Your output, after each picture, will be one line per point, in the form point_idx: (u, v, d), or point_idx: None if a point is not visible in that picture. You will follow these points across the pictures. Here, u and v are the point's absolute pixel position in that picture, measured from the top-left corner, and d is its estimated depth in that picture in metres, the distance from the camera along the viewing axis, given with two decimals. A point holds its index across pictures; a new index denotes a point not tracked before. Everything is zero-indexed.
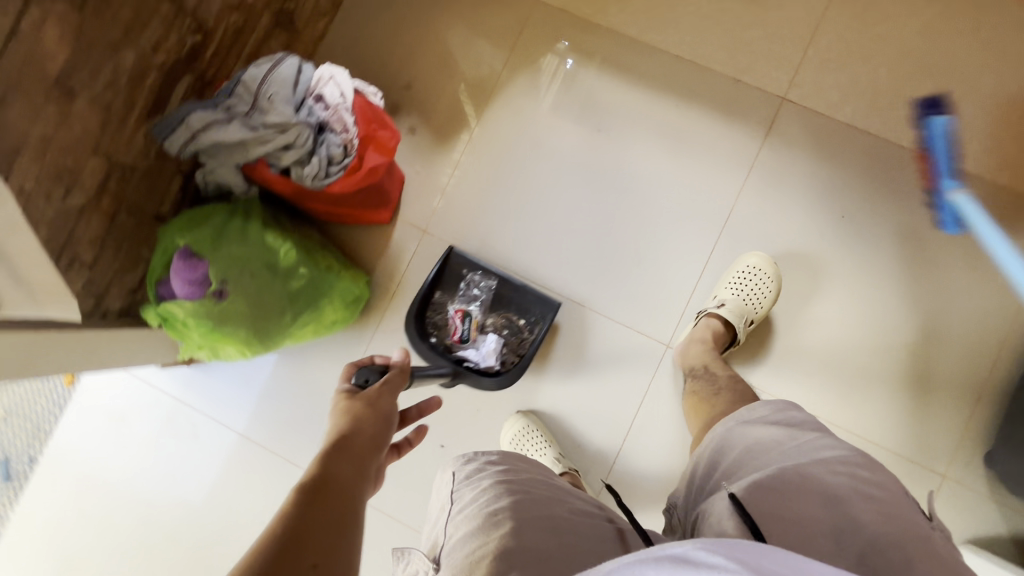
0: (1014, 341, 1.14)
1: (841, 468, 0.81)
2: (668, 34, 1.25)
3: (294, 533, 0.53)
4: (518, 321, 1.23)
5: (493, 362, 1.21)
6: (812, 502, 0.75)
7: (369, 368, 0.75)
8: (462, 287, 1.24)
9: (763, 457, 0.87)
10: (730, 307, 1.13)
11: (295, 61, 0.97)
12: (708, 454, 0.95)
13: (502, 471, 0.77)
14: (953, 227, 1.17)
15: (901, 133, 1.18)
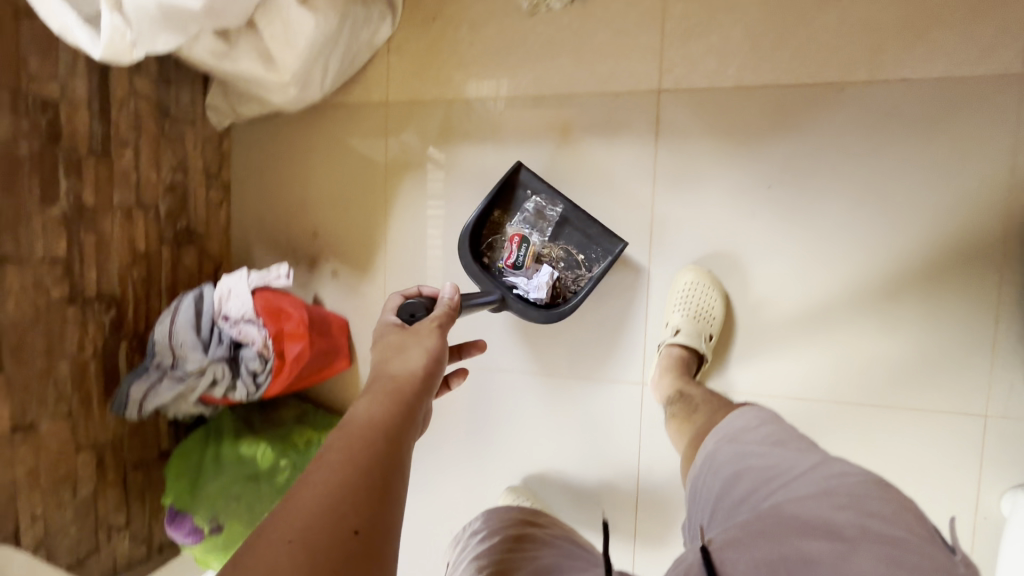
0: (1016, 243, 0.98)
1: (841, 504, 0.64)
2: (519, 77, 1.19)
3: (331, 482, 0.51)
4: (577, 256, 1.16)
5: (544, 295, 1.14)
6: (798, 552, 0.59)
7: (417, 301, 0.80)
8: (523, 208, 1.18)
9: (754, 488, 0.73)
10: (686, 329, 1.06)
11: (190, 299, 1.07)
12: (700, 482, 0.83)
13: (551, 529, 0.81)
14: (898, 146, 1.01)
15: (798, 72, 1.04)
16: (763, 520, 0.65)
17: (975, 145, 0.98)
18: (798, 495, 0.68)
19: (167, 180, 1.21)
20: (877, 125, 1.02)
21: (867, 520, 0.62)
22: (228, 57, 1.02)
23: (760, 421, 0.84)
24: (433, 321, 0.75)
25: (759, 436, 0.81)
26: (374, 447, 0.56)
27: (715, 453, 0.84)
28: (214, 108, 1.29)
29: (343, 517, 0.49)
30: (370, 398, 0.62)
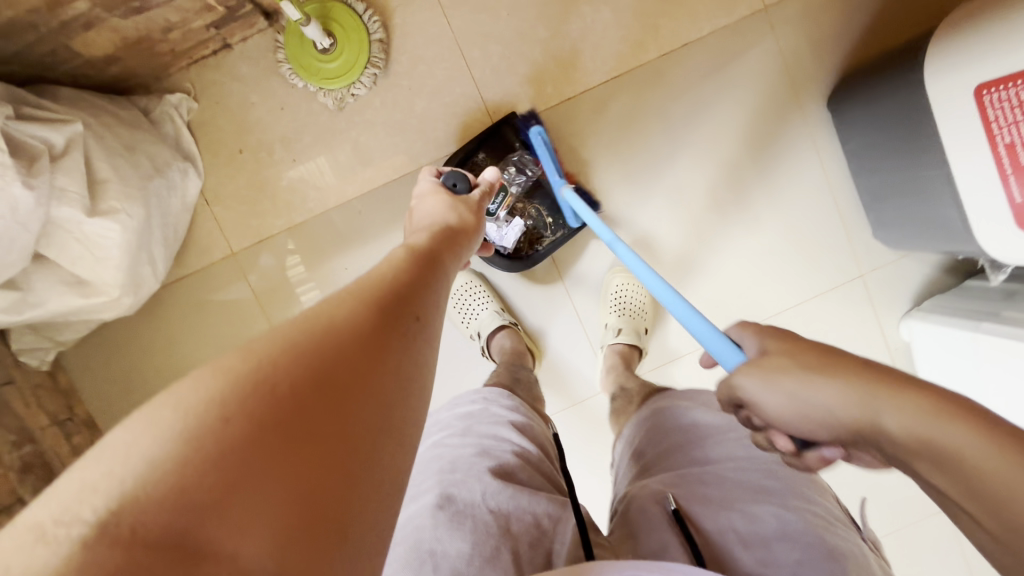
0: (825, 139, 1.16)
1: (776, 472, 0.65)
2: (358, 171, 1.13)
3: (391, 275, 0.49)
4: (546, 216, 1.15)
5: (509, 244, 1.14)
6: (744, 519, 0.60)
7: (458, 171, 0.77)
8: (509, 157, 1.12)
9: (689, 434, 0.72)
10: (626, 328, 1.15)
11: None
12: (637, 433, 0.82)
13: (533, 451, 0.74)
14: (711, 97, 1.14)
15: (603, 70, 1.12)
16: (706, 483, 0.64)
17: (760, 74, 1.14)
18: (732, 454, 0.67)
19: (16, 461, 0.98)
20: (685, 88, 1.14)
21: (801, 489, 0.64)
22: (29, 302, 0.84)
23: (708, 390, 0.82)
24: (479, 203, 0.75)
25: (702, 395, 0.80)
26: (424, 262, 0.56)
27: (655, 407, 0.82)
28: (27, 351, 1.05)
29: (403, 296, 0.47)
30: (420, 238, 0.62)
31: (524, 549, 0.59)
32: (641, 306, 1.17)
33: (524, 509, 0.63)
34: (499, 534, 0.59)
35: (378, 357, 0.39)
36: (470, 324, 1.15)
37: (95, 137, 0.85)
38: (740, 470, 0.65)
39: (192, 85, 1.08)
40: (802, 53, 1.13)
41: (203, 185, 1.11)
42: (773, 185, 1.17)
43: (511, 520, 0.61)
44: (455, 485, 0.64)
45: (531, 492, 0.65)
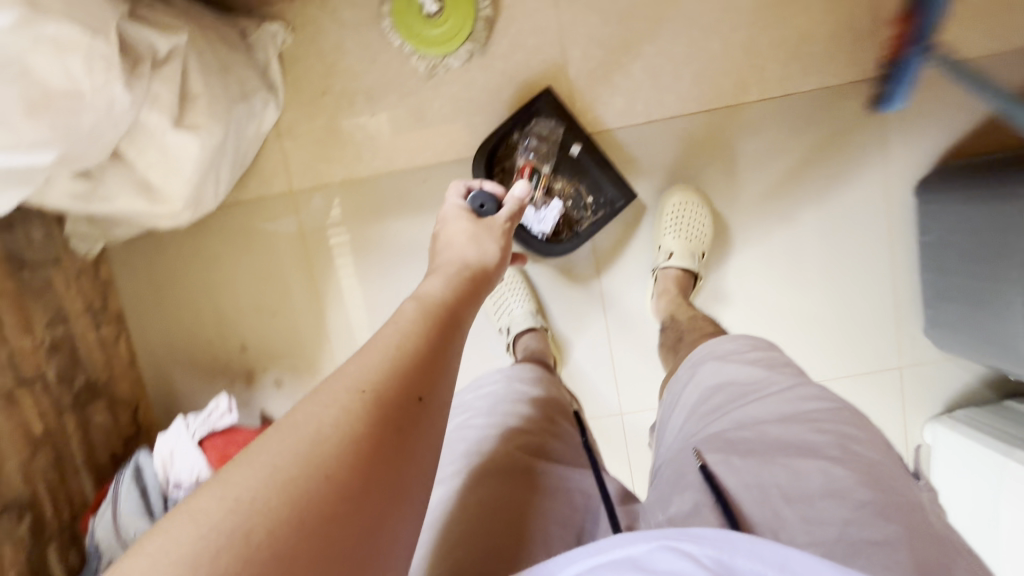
0: (902, 223, 1.13)
1: (821, 427, 0.65)
2: (431, 141, 1.13)
3: (401, 348, 0.48)
4: (586, 196, 1.11)
5: (547, 227, 1.10)
6: (787, 475, 0.60)
7: (486, 192, 0.74)
8: (538, 136, 1.09)
9: (732, 399, 0.73)
10: (679, 251, 1.08)
11: (131, 472, 0.93)
12: (677, 399, 0.83)
13: (556, 436, 0.73)
14: (796, 154, 1.11)
15: (698, 99, 1.10)
16: (745, 437, 0.67)
17: (853, 143, 1.10)
18: (774, 414, 0.69)
19: (46, 339, 1.01)
20: (772, 139, 1.11)
21: (848, 442, 0.63)
22: (97, 196, 0.86)
23: (751, 347, 0.82)
24: (505, 222, 0.71)
25: (746, 353, 0.81)
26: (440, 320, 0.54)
27: (695, 371, 0.83)
28: (78, 237, 1.07)
29: (411, 383, 0.46)
30: (438, 284, 0.60)
31: (556, 530, 0.58)
32: (699, 230, 1.08)
33: (562, 486, 0.64)
34: (533, 514, 0.59)
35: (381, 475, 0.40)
36: (500, 318, 1.15)
37: (196, 53, 0.85)
38: (782, 431, 0.66)
39: (292, 18, 1.08)
40: (904, 133, 1.09)
41: (279, 118, 1.12)
42: (837, 257, 1.14)
43: (546, 497, 0.61)
44: (483, 468, 0.64)
45: (569, 472, 0.66)
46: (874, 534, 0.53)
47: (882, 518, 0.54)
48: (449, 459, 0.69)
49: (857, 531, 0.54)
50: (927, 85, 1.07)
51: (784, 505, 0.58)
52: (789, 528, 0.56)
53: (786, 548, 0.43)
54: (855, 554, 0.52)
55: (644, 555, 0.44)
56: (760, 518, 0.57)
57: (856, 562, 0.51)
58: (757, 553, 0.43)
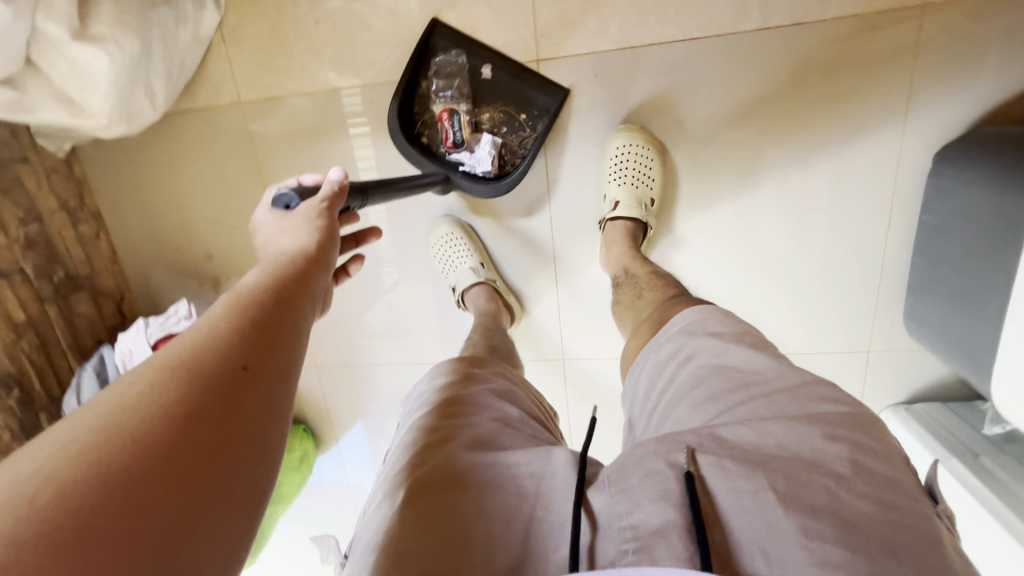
0: (908, 193, 0.96)
1: (833, 433, 0.48)
2: (383, 59, 1.03)
3: (200, 345, 0.39)
4: (517, 116, 1.03)
5: (491, 165, 1.03)
6: (787, 482, 0.44)
7: (287, 192, 0.64)
8: (443, 74, 1.02)
9: (728, 391, 0.55)
10: (626, 200, 0.97)
11: (92, 363, 1.05)
12: (659, 372, 0.64)
13: (501, 421, 0.62)
14: (791, 100, 0.94)
15: (683, 22, 0.92)
16: (743, 440, 0.48)
17: (864, 92, 0.92)
18: (782, 415, 0.50)
19: (20, 236, 1.09)
20: (767, 78, 0.93)
21: (861, 455, 0.46)
22: (22, 106, 0.85)
23: (744, 325, 0.64)
24: (321, 203, 0.63)
25: (739, 333, 0.62)
26: (262, 304, 0.45)
27: (684, 344, 0.64)
28: (44, 136, 1.11)
29: (211, 377, 0.37)
30: (254, 276, 0.50)
31: (499, 526, 0.48)
32: (649, 175, 0.96)
33: (507, 474, 0.52)
34: (474, 517, 0.48)
35: (190, 489, 0.33)
36: (449, 276, 1.13)
37: None
38: (788, 435, 0.48)
39: None
40: (933, 81, 0.89)
41: (224, 20, 1.05)
42: (820, 226, 1.01)
43: (490, 493, 0.50)
44: (419, 464, 0.54)
45: (512, 456, 0.54)
46: (879, 574, 0.39)
47: (888, 555, 0.40)
48: (387, 474, 0.57)
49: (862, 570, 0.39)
50: (982, 23, 0.85)
51: (777, 521, 0.42)
52: (780, 547, 0.41)
53: None
54: None
55: None
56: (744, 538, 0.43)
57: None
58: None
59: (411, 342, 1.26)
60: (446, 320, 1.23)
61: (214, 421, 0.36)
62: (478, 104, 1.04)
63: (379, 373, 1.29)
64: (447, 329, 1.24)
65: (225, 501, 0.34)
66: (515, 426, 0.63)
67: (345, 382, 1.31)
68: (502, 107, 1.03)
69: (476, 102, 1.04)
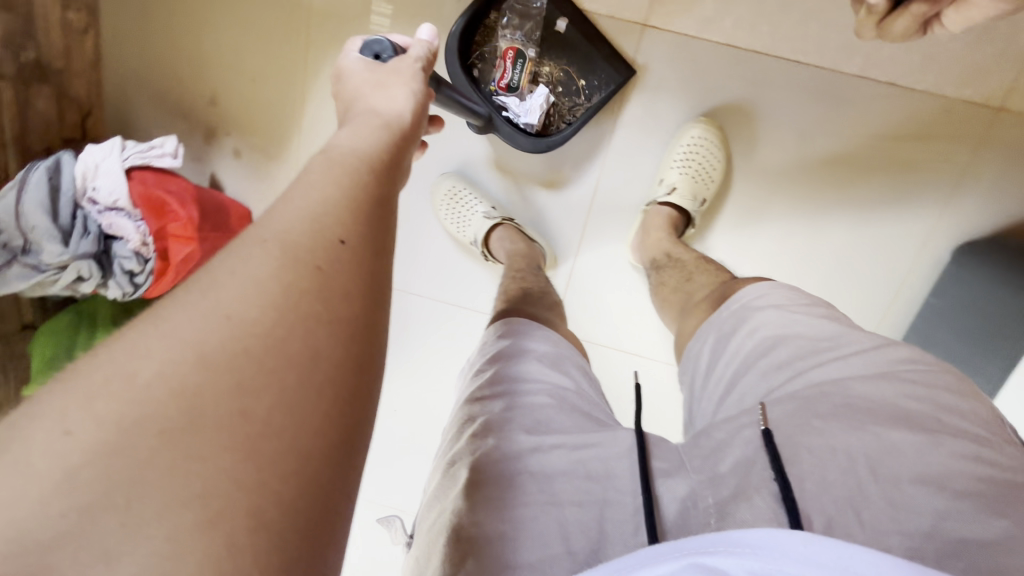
0: (926, 272, 1.02)
1: (917, 395, 0.56)
2: None
3: (290, 220, 0.38)
4: (576, 80, 0.99)
5: (535, 120, 0.98)
6: (877, 450, 0.51)
7: (384, 40, 0.63)
8: (516, 11, 0.96)
9: (799, 355, 0.63)
10: (682, 190, 0.96)
11: (46, 167, 0.87)
12: (726, 341, 0.72)
13: (557, 398, 0.65)
14: (859, 152, 0.97)
15: (794, 40, 0.92)
16: (827, 397, 0.57)
17: (922, 168, 0.97)
18: (855, 376, 0.59)
19: None
20: (845, 123, 0.96)
21: (947, 415, 0.54)
22: None
23: (814, 298, 0.71)
24: (415, 62, 0.63)
25: (809, 305, 0.70)
26: (347, 176, 0.43)
27: (747, 317, 0.71)
28: None
29: (310, 252, 0.36)
30: (347, 141, 0.49)
31: (569, 510, 0.53)
32: (711, 171, 0.96)
33: (570, 462, 0.57)
34: (544, 503, 0.54)
35: (292, 361, 0.33)
36: (464, 233, 1.06)
37: None
38: (866, 395, 0.56)
39: None
40: (982, 178, 0.95)
41: None
42: (840, 277, 1.05)
43: (555, 484, 0.55)
44: (485, 442, 0.60)
45: (574, 440, 0.59)
46: (978, 532, 0.45)
47: (991, 513, 0.46)
48: (450, 450, 0.64)
49: (956, 528, 0.46)
50: None
51: (870, 484, 0.49)
52: (869, 510, 0.48)
53: (851, 550, 0.39)
54: (954, 554, 0.45)
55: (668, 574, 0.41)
56: (838, 495, 0.49)
57: (965, 568, 0.44)
58: (811, 558, 0.40)
59: (405, 271, 1.17)
60: (439, 269, 1.16)
61: (318, 294, 0.35)
62: (542, 54, 0.98)
63: None
64: (443, 267, 1.16)
65: (333, 368, 0.34)
66: (574, 400, 0.66)
67: None
68: (565, 66, 0.98)
69: (540, 52, 0.98)
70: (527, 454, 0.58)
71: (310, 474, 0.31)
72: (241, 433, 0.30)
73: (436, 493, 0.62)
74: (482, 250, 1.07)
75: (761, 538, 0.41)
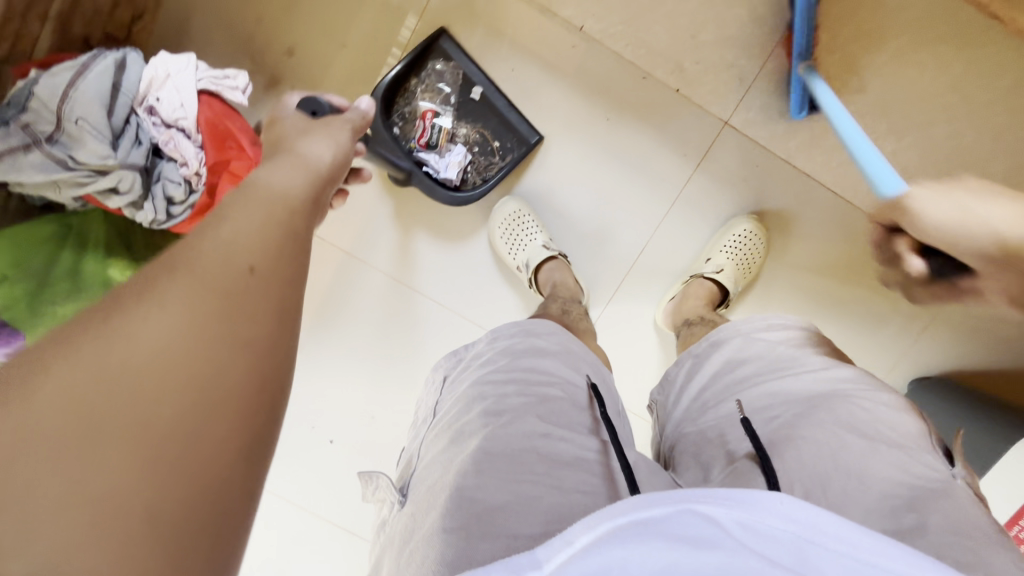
0: None
1: (866, 403, 0.61)
2: (605, 20, 1.04)
3: (196, 278, 0.39)
4: (492, 142, 1.11)
5: (453, 175, 1.10)
6: (832, 446, 0.57)
7: (322, 100, 0.71)
8: (433, 80, 1.09)
9: (765, 369, 0.68)
10: (728, 272, 1.08)
11: (109, 60, 0.77)
12: (703, 363, 0.76)
13: (567, 394, 0.64)
14: (863, 280, 1.13)
15: (835, 175, 1.08)
16: (791, 409, 0.62)
17: (908, 308, 1.13)
18: (811, 388, 0.64)
19: None
20: (857, 252, 1.12)
21: (893, 424, 0.60)
22: None
23: (795, 324, 0.76)
24: (346, 122, 0.70)
25: (783, 326, 0.75)
26: (267, 214, 0.46)
27: (722, 338, 0.76)
28: None
29: (212, 306, 0.38)
30: (274, 175, 0.54)
31: (576, 495, 0.54)
32: (754, 261, 1.09)
33: (574, 456, 0.58)
34: (548, 494, 0.54)
35: (192, 429, 0.34)
36: (517, 256, 1.10)
37: None
38: (830, 402, 0.61)
39: None
40: (951, 330, 1.13)
41: None
42: None
43: (562, 478, 0.55)
44: (484, 434, 0.58)
45: (582, 440, 0.60)
46: (903, 521, 0.51)
47: (905, 509, 0.52)
48: (450, 425, 0.63)
49: (886, 522, 0.52)
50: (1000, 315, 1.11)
51: (833, 471, 0.55)
52: (825, 497, 0.54)
53: (821, 512, 0.41)
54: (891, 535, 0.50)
55: (656, 515, 0.42)
56: (808, 471, 0.55)
57: None
58: (787, 513, 0.41)
59: (423, 270, 1.17)
60: (460, 275, 1.18)
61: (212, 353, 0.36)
62: (469, 120, 1.11)
63: (371, 284, 1.17)
64: (479, 284, 1.18)
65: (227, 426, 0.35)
66: (586, 398, 0.66)
67: (341, 276, 1.17)
68: (486, 130, 1.11)
69: (463, 115, 1.11)
70: (527, 442, 0.57)
71: (211, 490, 0.34)
72: (125, 494, 0.31)
73: (438, 458, 0.60)
74: (528, 277, 1.11)
75: (745, 494, 0.43)
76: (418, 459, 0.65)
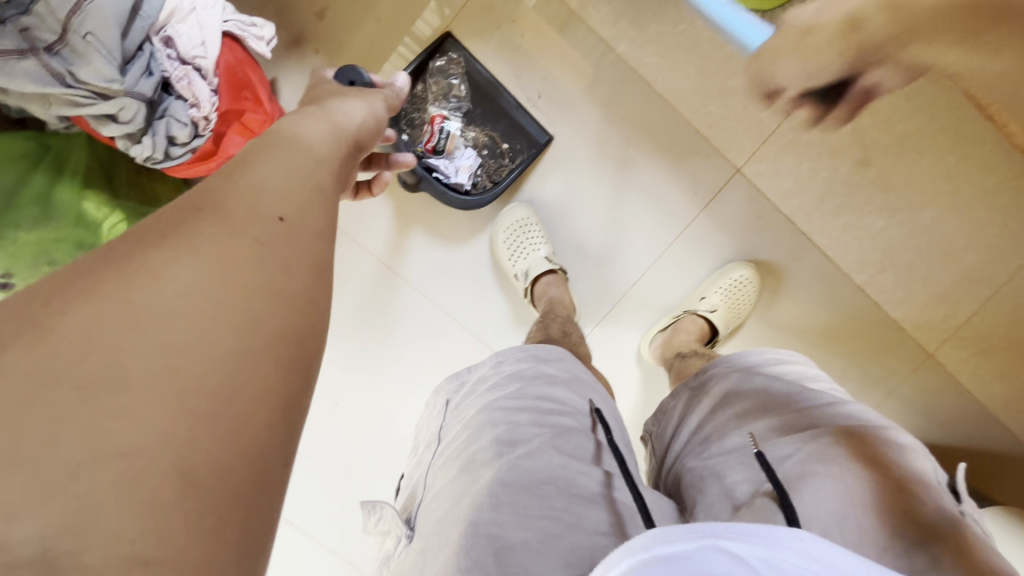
0: None
1: (870, 438, 0.61)
2: (640, 46, 1.05)
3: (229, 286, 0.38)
4: (501, 145, 1.11)
5: (464, 180, 1.09)
6: (845, 484, 0.55)
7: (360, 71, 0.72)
8: (442, 84, 1.09)
9: (770, 405, 0.68)
10: (720, 313, 1.11)
11: None
12: (702, 398, 0.76)
13: (576, 423, 0.62)
14: (839, 342, 1.17)
15: (829, 237, 1.13)
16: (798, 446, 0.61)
17: (875, 376, 1.17)
18: (813, 425, 0.63)
19: None
20: (839, 316, 1.16)
21: (901, 462, 0.59)
22: None
23: (794, 362, 0.77)
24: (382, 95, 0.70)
25: (783, 366, 0.75)
26: (299, 163, 0.49)
27: (720, 372, 0.76)
28: None
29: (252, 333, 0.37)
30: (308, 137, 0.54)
31: (596, 536, 0.52)
32: (744, 306, 1.12)
33: (590, 489, 0.56)
34: (567, 530, 0.52)
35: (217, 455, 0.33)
36: (517, 263, 1.09)
37: None
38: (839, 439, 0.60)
39: None
40: (914, 404, 1.17)
41: None
42: None
43: (582, 515, 0.53)
44: (499, 465, 0.56)
45: (598, 472, 0.58)
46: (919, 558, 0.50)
47: (923, 542, 0.51)
48: (460, 452, 0.60)
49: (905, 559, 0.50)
50: (961, 398, 1.15)
51: (852, 508, 0.53)
52: (844, 531, 0.52)
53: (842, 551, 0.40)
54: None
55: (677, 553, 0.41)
56: (828, 510, 0.53)
57: None
58: (806, 551, 0.40)
59: (414, 262, 1.14)
60: (453, 274, 1.15)
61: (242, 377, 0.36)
62: (480, 125, 1.11)
63: (358, 268, 1.13)
64: (472, 285, 1.16)
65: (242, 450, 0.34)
66: (595, 427, 0.64)
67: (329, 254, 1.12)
68: (495, 133, 1.11)
69: (471, 120, 1.11)
70: (543, 471, 0.55)
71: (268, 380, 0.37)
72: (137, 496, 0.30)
73: (449, 488, 0.58)
74: (525, 286, 1.10)
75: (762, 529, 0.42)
76: (425, 490, 0.62)
